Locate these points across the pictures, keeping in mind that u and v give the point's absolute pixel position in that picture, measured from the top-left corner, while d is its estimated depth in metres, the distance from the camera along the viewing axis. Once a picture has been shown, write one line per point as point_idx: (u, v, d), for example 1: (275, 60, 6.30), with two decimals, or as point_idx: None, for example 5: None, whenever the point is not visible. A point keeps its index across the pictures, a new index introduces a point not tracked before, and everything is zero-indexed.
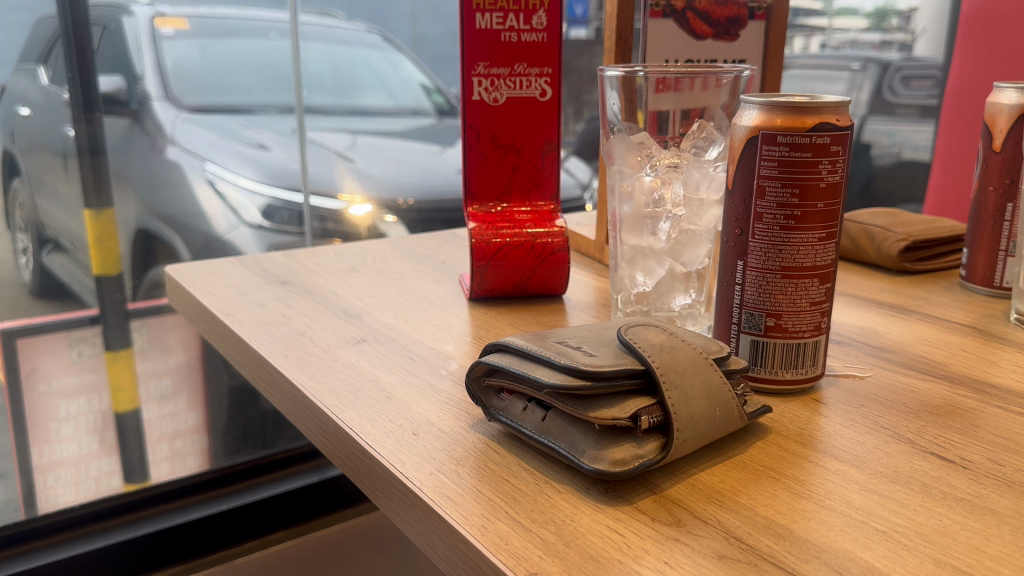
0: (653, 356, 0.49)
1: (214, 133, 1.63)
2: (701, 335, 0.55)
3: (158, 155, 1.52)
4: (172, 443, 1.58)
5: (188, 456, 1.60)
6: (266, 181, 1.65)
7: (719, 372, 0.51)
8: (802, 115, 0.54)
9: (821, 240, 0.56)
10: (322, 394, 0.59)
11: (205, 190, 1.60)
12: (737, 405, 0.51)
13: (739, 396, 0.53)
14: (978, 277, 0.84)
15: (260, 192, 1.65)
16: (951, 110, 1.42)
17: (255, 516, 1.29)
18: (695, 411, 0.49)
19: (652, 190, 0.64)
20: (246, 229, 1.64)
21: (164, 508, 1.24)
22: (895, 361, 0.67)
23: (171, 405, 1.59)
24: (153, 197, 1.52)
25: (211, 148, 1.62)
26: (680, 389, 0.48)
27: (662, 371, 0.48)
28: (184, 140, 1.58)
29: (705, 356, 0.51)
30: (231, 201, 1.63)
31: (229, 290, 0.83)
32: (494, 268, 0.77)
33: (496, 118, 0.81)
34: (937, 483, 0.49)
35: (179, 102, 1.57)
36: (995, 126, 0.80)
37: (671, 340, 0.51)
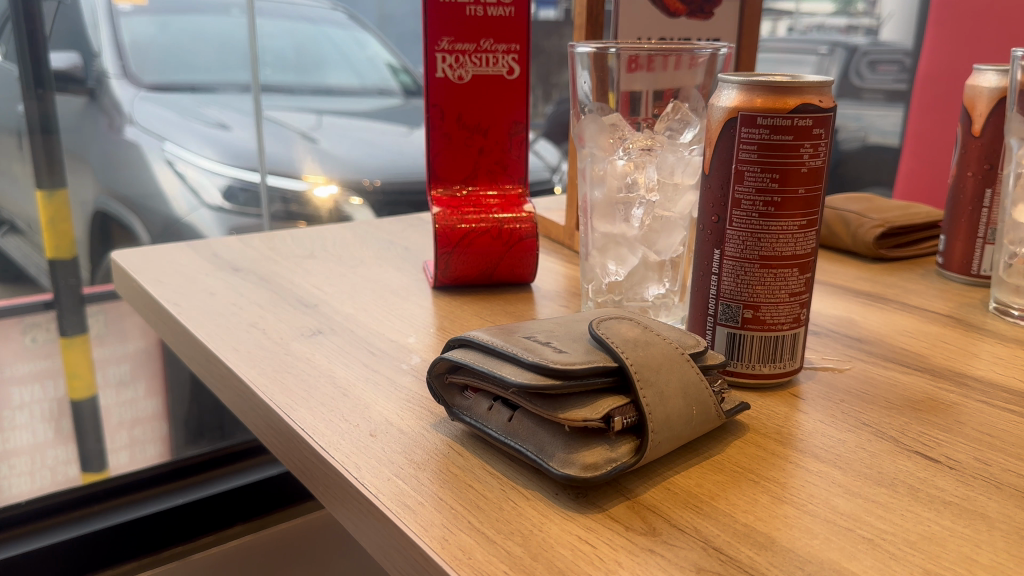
0: (627, 352, 0.46)
1: (174, 112, 1.55)
2: (675, 327, 0.52)
3: (116, 135, 1.45)
4: (131, 430, 1.54)
5: (147, 444, 1.56)
6: (225, 161, 1.60)
7: (696, 368, 0.48)
8: (783, 95, 0.51)
9: (800, 228, 0.54)
10: (273, 392, 0.55)
11: (163, 171, 1.53)
12: (715, 403, 0.48)
13: (717, 392, 0.50)
14: (954, 264, 0.83)
15: (221, 173, 1.60)
16: (922, 95, 1.40)
17: (213, 512, 1.24)
18: (670, 411, 0.46)
19: (625, 174, 0.61)
20: (207, 211, 1.59)
21: (123, 500, 1.19)
22: (873, 352, 0.65)
23: (129, 392, 1.55)
24: (111, 177, 1.46)
25: (170, 128, 1.54)
26: (655, 387, 0.45)
27: (637, 369, 0.45)
28: (142, 120, 1.50)
29: (682, 352, 0.48)
30: (190, 181, 1.57)
31: (178, 277, 0.79)
32: (458, 255, 0.74)
33: (461, 96, 0.77)
34: (923, 485, 0.47)
35: (138, 80, 1.49)
36: (975, 110, 0.78)
37: (647, 335, 0.48)
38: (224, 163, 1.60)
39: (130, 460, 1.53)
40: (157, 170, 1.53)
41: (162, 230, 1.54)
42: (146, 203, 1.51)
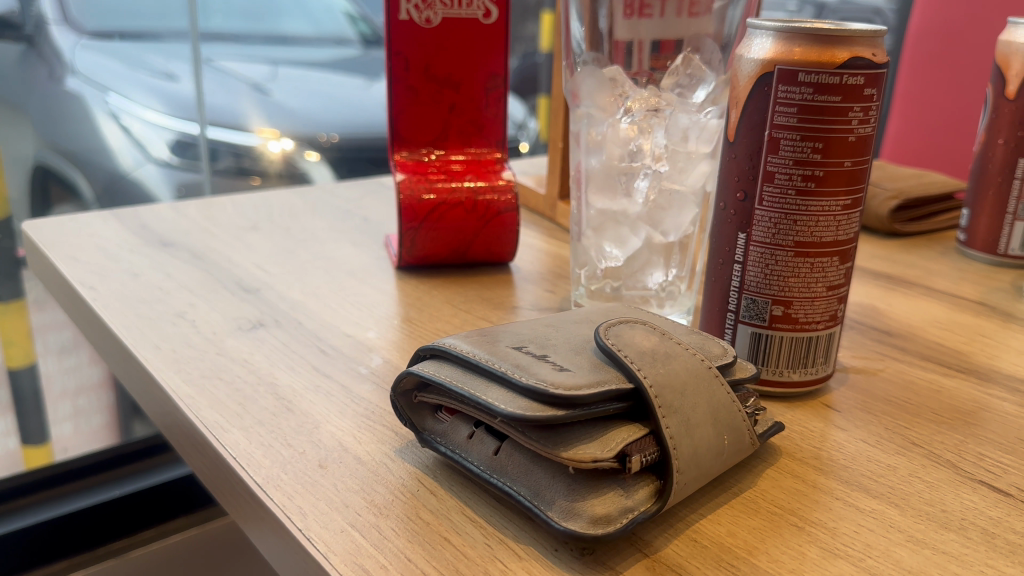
0: (644, 371, 0.36)
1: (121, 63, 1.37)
2: (696, 331, 0.43)
3: (58, 87, 1.25)
4: (75, 400, 1.26)
5: (94, 414, 1.28)
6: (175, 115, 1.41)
7: (726, 387, 0.39)
8: (831, 46, 0.41)
9: (844, 208, 0.44)
10: (200, 406, 0.45)
11: (107, 124, 1.35)
12: (748, 427, 0.39)
13: (748, 414, 0.41)
14: (978, 241, 0.75)
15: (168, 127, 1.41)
16: (912, 53, 1.25)
17: (154, 506, 0.98)
18: (698, 443, 0.36)
19: (628, 140, 0.51)
20: (154, 167, 1.40)
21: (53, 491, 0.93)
22: (907, 349, 0.56)
23: (72, 358, 1.26)
24: (54, 130, 1.26)
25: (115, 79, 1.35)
26: (680, 414, 0.36)
27: (657, 394, 0.36)
28: (85, 68, 1.30)
29: (709, 368, 0.39)
30: (136, 135, 1.38)
31: (97, 254, 0.67)
32: (426, 231, 0.63)
33: (429, 43, 0.65)
34: (999, 529, 0.38)
35: (78, 26, 1.29)
36: (1009, 69, 0.69)
37: (666, 346, 0.39)
38: (172, 116, 1.41)
39: (75, 433, 1.26)
40: (102, 125, 1.34)
41: (107, 186, 1.36)
42: (91, 156, 1.32)
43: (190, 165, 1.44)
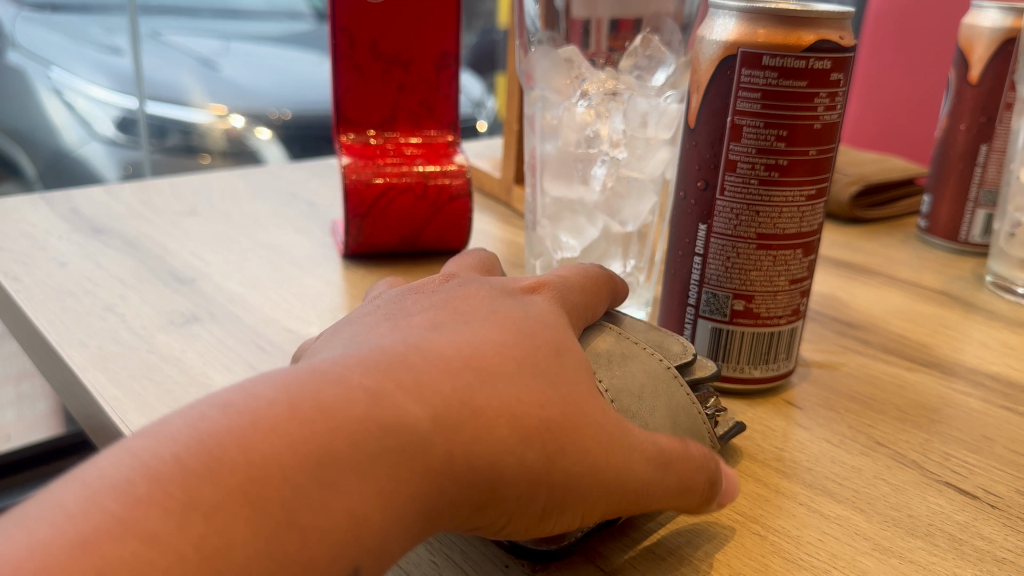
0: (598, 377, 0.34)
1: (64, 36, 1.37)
2: (660, 328, 0.41)
3: None
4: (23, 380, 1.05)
5: None
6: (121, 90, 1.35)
7: (688, 389, 0.37)
8: (796, 28, 0.39)
9: (808, 199, 0.42)
10: (126, 409, 0.42)
11: (51, 101, 1.32)
12: (711, 430, 0.37)
13: (709, 416, 0.38)
14: (940, 228, 0.74)
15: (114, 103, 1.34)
16: (873, 33, 1.24)
17: None
18: None
19: (584, 125, 0.49)
20: (100, 145, 1.35)
21: None
22: (870, 342, 0.55)
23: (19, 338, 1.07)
24: None
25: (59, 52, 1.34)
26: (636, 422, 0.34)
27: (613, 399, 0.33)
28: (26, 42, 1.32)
29: (669, 369, 0.37)
30: (81, 111, 1.34)
31: (23, 241, 0.63)
32: (374, 219, 0.60)
33: (377, 19, 0.62)
34: (967, 535, 0.37)
35: None
36: (971, 54, 0.68)
37: (623, 346, 0.37)
38: (119, 92, 1.35)
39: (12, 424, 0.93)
40: (46, 102, 1.32)
41: (51, 166, 1.33)
42: (36, 135, 1.31)
43: (133, 141, 1.37)
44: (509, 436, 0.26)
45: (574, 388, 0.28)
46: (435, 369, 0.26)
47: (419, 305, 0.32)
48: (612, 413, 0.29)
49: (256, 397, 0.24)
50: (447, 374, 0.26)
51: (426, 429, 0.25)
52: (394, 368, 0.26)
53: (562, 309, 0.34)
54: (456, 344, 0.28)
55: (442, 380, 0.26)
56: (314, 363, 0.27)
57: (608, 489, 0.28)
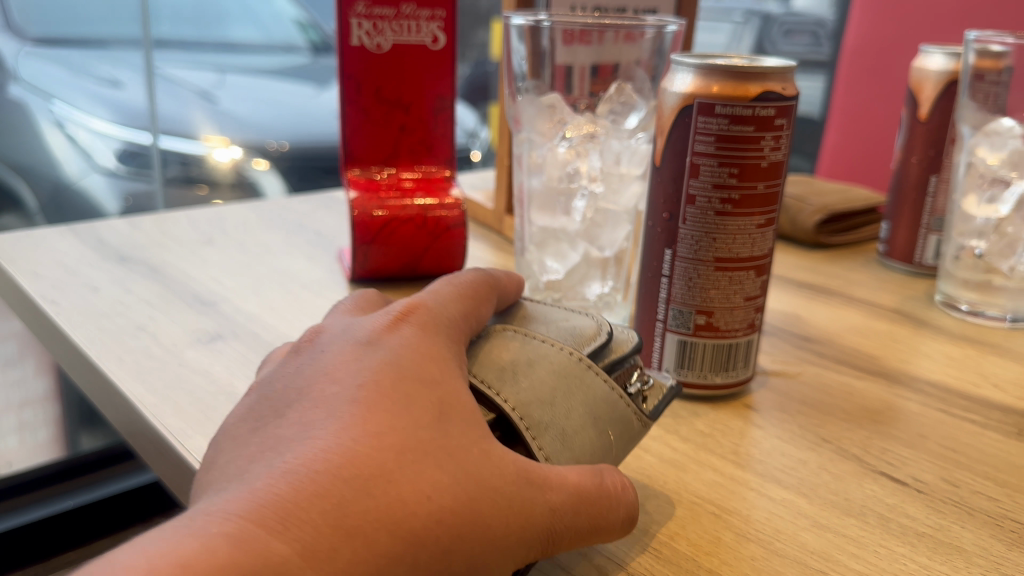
0: (505, 393, 0.37)
1: (63, 69, 1.36)
2: (574, 313, 0.44)
3: None
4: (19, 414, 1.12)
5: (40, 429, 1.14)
6: (121, 124, 1.40)
7: (601, 376, 0.39)
8: (745, 82, 0.46)
9: (759, 227, 0.49)
10: (165, 414, 0.48)
11: (52, 133, 1.36)
12: (630, 411, 0.40)
13: (629, 392, 0.42)
14: (897, 251, 0.80)
15: (114, 135, 1.40)
16: (849, 69, 1.33)
17: None
18: (580, 449, 0.37)
19: (566, 163, 0.55)
20: (100, 176, 1.41)
21: None
22: (824, 354, 0.61)
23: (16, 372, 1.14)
24: None
25: (60, 86, 1.35)
26: (556, 427, 0.37)
27: (519, 414, 0.36)
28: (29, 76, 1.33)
29: (567, 355, 0.39)
30: (82, 144, 1.38)
31: (56, 269, 0.69)
32: (379, 246, 0.66)
33: (381, 67, 0.69)
34: (894, 514, 0.43)
35: (22, 33, 1.32)
36: (921, 93, 0.75)
37: (530, 348, 0.40)
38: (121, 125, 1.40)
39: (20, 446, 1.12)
40: (46, 133, 1.36)
41: (52, 199, 1.38)
42: (37, 167, 1.36)
43: (136, 174, 1.45)
44: (392, 541, 0.28)
45: (455, 462, 0.31)
46: (306, 494, 0.28)
47: (292, 391, 0.34)
48: (510, 474, 0.32)
49: (131, 565, 0.24)
50: (326, 484, 0.28)
51: (301, 566, 0.26)
52: (260, 494, 0.27)
53: (439, 334, 0.37)
54: (331, 450, 0.29)
55: (310, 504, 0.27)
56: (183, 515, 0.27)
57: (515, 542, 0.31)
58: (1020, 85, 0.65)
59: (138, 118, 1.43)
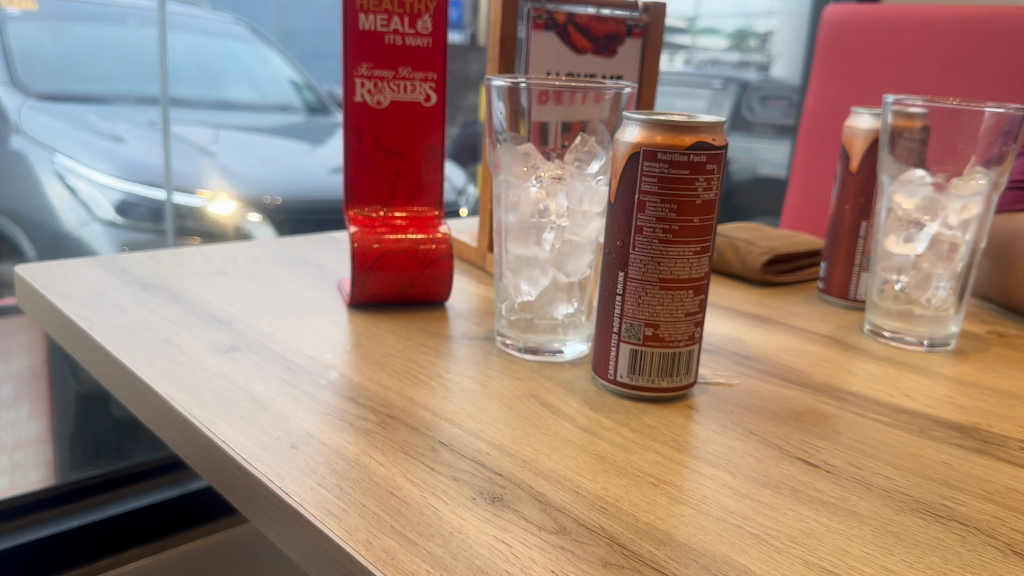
0: None
1: (66, 123, 1.54)
2: None
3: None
4: (11, 454, 1.42)
5: (29, 470, 1.41)
6: (123, 176, 1.61)
7: None
8: (681, 133, 0.56)
9: (695, 253, 0.58)
10: (191, 406, 0.57)
11: (53, 184, 1.54)
12: None
13: None
14: (835, 287, 0.89)
15: (115, 187, 1.60)
16: (810, 131, 1.69)
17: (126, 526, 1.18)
18: None
19: (537, 201, 0.65)
20: (98, 226, 1.61)
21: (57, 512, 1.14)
22: (760, 369, 0.70)
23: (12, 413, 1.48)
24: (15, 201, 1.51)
25: (62, 139, 1.53)
26: None
27: None
28: (31, 129, 1.49)
29: None
30: (82, 195, 1.57)
31: (86, 292, 0.78)
32: (375, 274, 0.76)
33: (380, 121, 0.79)
34: (803, 487, 0.52)
35: (25, 88, 1.47)
36: (852, 148, 0.86)
37: None
38: (120, 177, 1.61)
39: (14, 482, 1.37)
40: (48, 186, 1.54)
41: (50, 246, 1.56)
42: (38, 218, 1.54)
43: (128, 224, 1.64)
44: None
45: None
46: None
47: None
48: None
49: None
50: None
51: None
52: None
53: None
54: None
55: None
56: None
57: None
58: (932, 141, 0.75)
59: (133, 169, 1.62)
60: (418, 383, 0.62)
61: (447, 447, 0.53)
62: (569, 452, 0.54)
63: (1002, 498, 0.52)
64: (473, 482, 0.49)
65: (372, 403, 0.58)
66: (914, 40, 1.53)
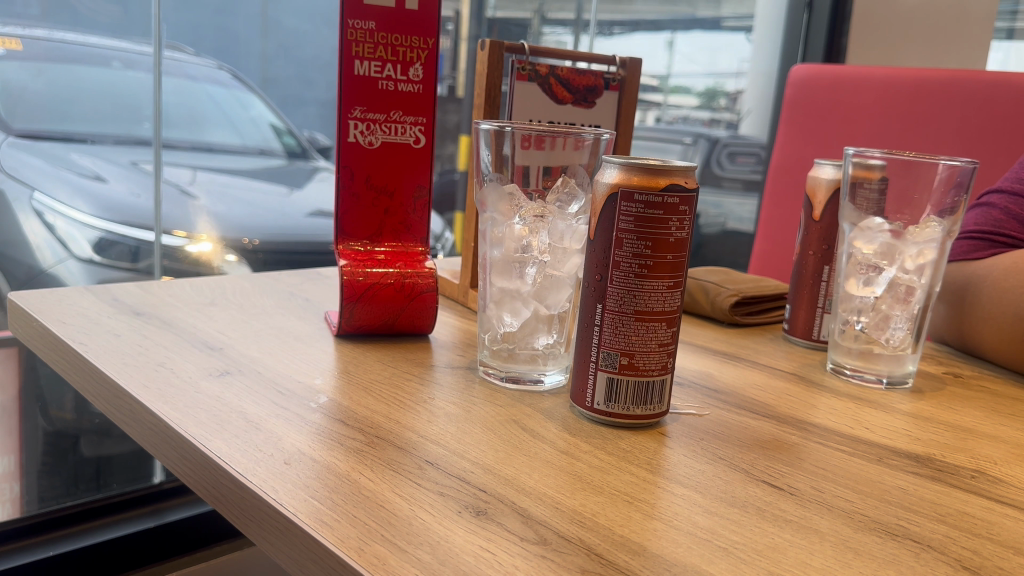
0: None
1: (46, 161, 1.55)
2: None
3: None
4: None
5: None
6: (102, 215, 1.62)
7: None
8: (655, 176, 0.60)
9: (668, 288, 0.62)
10: (187, 424, 0.59)
11: (31, 222, 1.53)
12: None
13: None
14: (799, 329, 0.94)
15: (93, 225, 1.61)
16: (775, 185, 1.75)
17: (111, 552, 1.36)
18: None
19: (520, 237, 0.69)
20: (75, 262, 1.60)
21: (63, 533, 1.35)
22: (728, 401, 0.74)
23: None
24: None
25: (42, 177, 1.54)
26: None
27: None
28: (9, 166, 1.48)
29: None
30: (59, 233, 1.57)
31: (80, 318, 0.80)
32: (363, 306, 0.79)
33: (371, 160, 0.83)
34: (769, 507, 0.55)
35: (6, 126, 1.47)
36: (815, 197, 0.91)
37: None
38: (99, 217, 1.62)
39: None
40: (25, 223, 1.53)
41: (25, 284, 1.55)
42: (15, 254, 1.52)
43: (108, 261, 1.64)
44: None
45: None
46: None
47: None
48: None
49: None
50: None
51: None
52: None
53: None
54: None
55: None
56: None
57: None
58: (891, 191, 0.80)
59: (112, 209, 1.63)
60: (404, 408, 0.65)
61: (432, 465, 0.56)
62: (548, 471, 0.57)
63: (954, 520, 0.55)
64: (458, 497, 0.52)
65: (359, 424, 0.61)
66: (879, 99, 1.61)
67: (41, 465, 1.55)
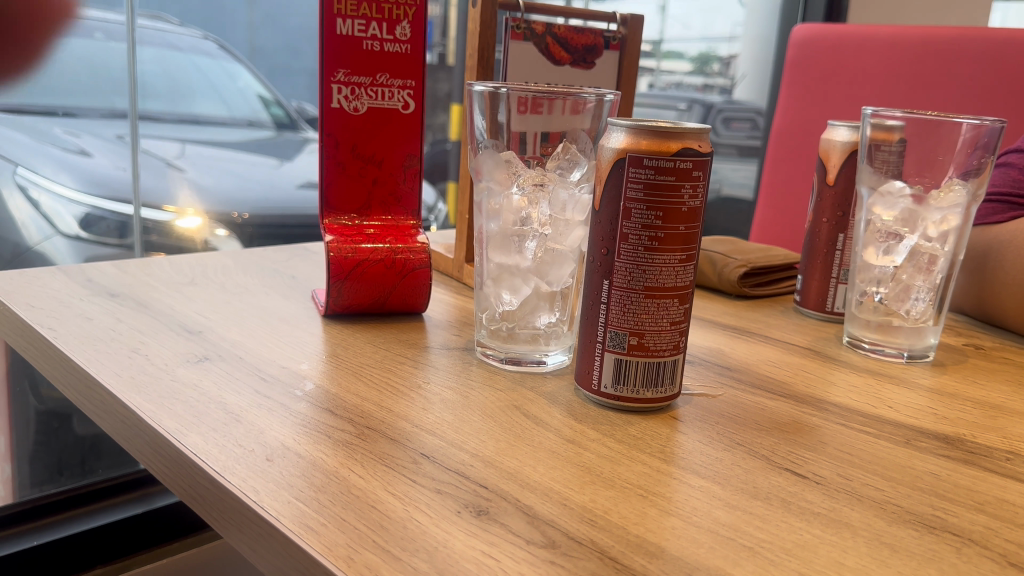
0: None
1: (29, 136, 1.46)
2: None
3: None
4: None
5: None
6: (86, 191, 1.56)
7: None
8: (666, 139, 0.55)
9: (680, 262, 0.57)
10: (161, 417, 0.54)
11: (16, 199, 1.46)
12: None
13: None
14: (811, 301, 0.90)
15: (80, 202, 1.56)
16: (777, 149, 1.70)
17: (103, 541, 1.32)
18: None
19: (519, 209, 0.64)
20: (61, 240, 1.54)
21: (55, 519, 1.31)
22: (742, 379, 0.70)
23: None
24: None
25: (26, 153, 1.46)
26: None
27: None
28: None
29: None
30: (44, 209, 1.50)
31: (50, 302, 0.75)
32: (351, 284, 0.74)
33: (356, 127, 0.78)
34: (793, 498, 0.50)
35: None
36: (829, 161, 0.86)
37: None
38: (82, 192, 1.56)
39: None
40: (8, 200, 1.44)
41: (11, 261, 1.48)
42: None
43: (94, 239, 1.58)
44: None
45: None
46: None
47: None
48: None
49: None
50: None
51: None
52: None
53: None
54: None
55: None
56: None
57: None
58: (911, 153, 0.75)
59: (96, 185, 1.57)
60: (397, 394, 0.60)
61: (428, 459, 0.51)
62: (555, 463, 0.52)
63: (993, 509, 0.51)
64: (457, 495, 0.48)
65: (349, 414, 0.57)
66: (883, 57, 1.55)
67: (33, 445, 1.50)
